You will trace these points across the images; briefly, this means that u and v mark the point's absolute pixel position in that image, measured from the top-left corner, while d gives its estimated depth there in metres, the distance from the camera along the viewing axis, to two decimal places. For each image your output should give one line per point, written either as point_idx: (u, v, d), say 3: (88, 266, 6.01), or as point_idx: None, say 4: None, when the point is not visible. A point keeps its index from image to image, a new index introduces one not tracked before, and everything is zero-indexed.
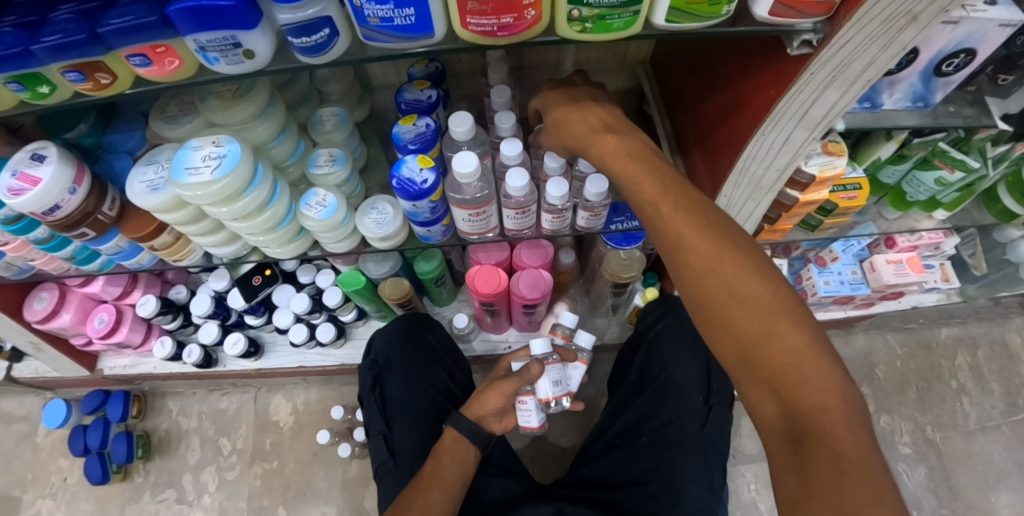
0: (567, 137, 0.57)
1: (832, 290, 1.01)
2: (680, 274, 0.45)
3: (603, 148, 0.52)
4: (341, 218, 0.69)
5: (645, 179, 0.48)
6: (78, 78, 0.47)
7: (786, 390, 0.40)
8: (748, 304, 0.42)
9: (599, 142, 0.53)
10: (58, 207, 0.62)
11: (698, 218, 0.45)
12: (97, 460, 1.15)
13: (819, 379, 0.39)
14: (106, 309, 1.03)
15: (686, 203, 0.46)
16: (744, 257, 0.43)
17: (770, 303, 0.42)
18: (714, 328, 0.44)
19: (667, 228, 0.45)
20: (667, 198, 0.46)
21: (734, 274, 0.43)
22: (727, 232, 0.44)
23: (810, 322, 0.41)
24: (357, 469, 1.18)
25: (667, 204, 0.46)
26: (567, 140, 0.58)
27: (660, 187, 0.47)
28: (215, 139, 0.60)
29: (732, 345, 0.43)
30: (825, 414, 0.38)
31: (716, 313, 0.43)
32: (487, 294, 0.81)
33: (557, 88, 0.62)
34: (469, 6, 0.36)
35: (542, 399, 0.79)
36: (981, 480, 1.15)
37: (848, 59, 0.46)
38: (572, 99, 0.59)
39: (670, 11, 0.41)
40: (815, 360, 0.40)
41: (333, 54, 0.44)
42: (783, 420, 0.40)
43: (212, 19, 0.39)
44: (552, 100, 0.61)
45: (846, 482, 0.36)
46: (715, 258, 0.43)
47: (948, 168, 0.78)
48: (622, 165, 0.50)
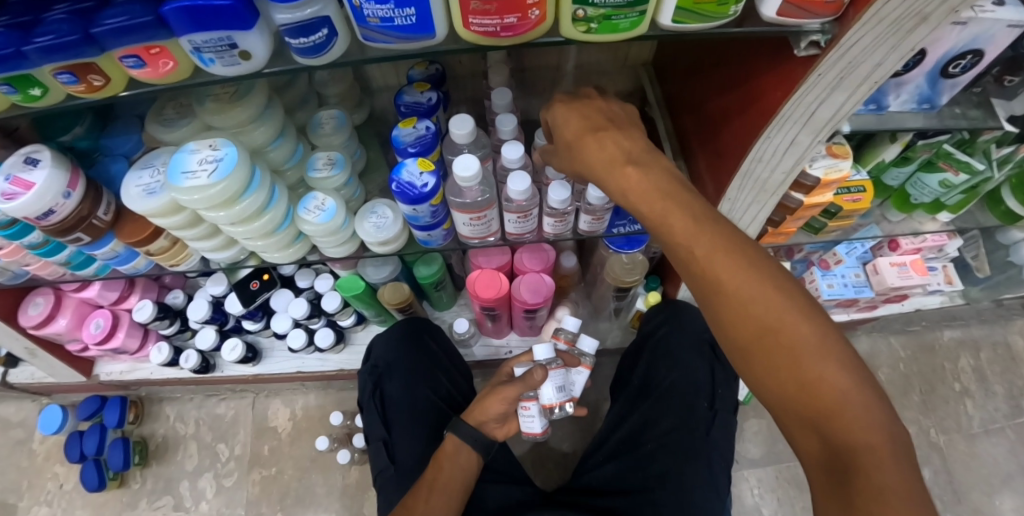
0: (577, 161, 0.54)
1: (835, 293, 1.00)
2: (713, 309, 0.44)
3: (621, 173, 0.49)
4: (340, 222, 0.68)
5: (670, 208, 0.46)
6: (71, 80, 0.46)
7: (828, 426, 0.40)
8: (788, 341, 0.41)
9: (621, 177, 0.49)
10: (52, 211, 0.61)
11: (734, 253, 0.43)
12: (93, 467, 1.14)
13: (864, 417, 0.39)
14: (102, 314, 1.01)
15: (716, 234, 0.44)
16: (781, 291, 0.42)
17: (811, 339, 0.41)
18: (753, 364, 0.43)
19: (701, 265, 0.44)
20: (697, 232, 0.44)
21: (771, 311, 0.42)
22: (761, 264, 0.43)
23: (850, 355, 0.41)
24: (357, 475, 1.17)
25: (696, 235, 0.44)
26: (577, 164, 0.54)
27: (688, 218, 0.45)
28: (212, 142, 0.59)
29: (771, 380, 0.43)
30: (870, 450, 0.38)
31: (754, 348, 0.43)
32: (489, 299, 0.79)
33: (563, 101, 0.57)
34: (472, 5, 0.35)
35: (546, 405, 0.77)
36: (985, 484, 1.14)
37: (857, 60, 0.45)
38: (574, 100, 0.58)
39: (677, 11, 0.40)
40: (856, 394, 0.40)
41: (332, 55, 0.43)
42: (824, 454, 0.40)
43: (208, 19, 0.38)
44: (564, 116, 0.56)
45: None
46: (750, 293, 0.42)
47: (953, 170, 0.77)
48: (627, 168, 0.50)
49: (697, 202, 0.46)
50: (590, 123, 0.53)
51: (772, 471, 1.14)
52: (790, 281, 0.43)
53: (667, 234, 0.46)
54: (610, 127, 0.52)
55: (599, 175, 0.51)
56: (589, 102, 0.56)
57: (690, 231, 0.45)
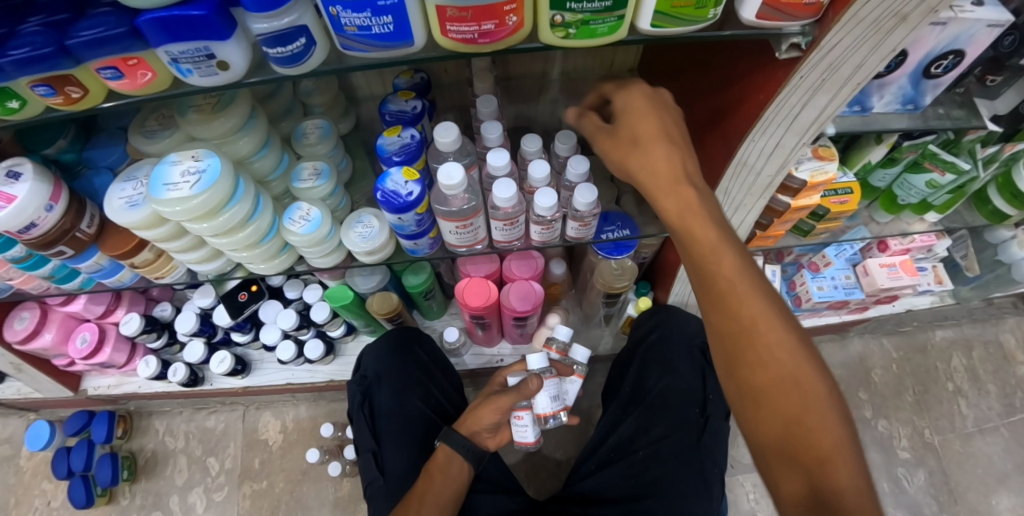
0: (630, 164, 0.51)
1: (826, 296, 1.01)
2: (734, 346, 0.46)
3: (671, 194, 0.49)
4: (325, 233, 0.67)
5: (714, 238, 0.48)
6: (48, 93, 0.45)
7: (820, 470, 0.42)
8: (798, 393, 0.44)
9: (679, 196, 0.49)
10: (34, 225, 0.60)
11: (766, 297, 0.46)
12: (81, 483, 1.12)
13: (850, 469, 0.42)
14: (89, 328, 1.00)
15: (758, 281, 0.47)
16: (800, 342, 0.46)
17: (817, 396, 0.44)
18: (755, 401, 0.46)
19: (734, 300, 0.46)
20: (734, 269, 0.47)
21: (790, 362, 0.45)
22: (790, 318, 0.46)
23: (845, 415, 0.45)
24: (349, 487, 1.15)
25: (741, 278, 0.46)
26: (630, 163, 0.51)
27: (737, 260, 0.47)
28: (194, 153, 0.59)
29: (762, 421, 0.45)
30: (854, 499, 0.41)
31: (765, 385, 0.45)
32: (477, 307, 0.79)
33: (642, 94, 0.53)
34: (448, 12, 0.35)
35: (540, 414, 0.78)
36: (981, 483, 1.14)
37: (838, 61, 0.45)
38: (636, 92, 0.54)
39: (655, 15, 0.40)
40: (846, 449, 0.43)
41: (311, 64, 0.43)
42: (807, 495, 0.42)
43: (184, 30, 0.38)
44: (630, 116, 0.53)
45: None
46: (775, 333, 0.45)
47: (939, 170, 0.77)
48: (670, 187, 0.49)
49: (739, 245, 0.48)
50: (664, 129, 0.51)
51: None
52: (810, 342, 0.47)
53: (709, 266, 0.47)
54: (668, 142, 0.50)
55: (657, 193, 0.50)
56: (661, 101, 0.53)
57: (732, 271, 0.46)
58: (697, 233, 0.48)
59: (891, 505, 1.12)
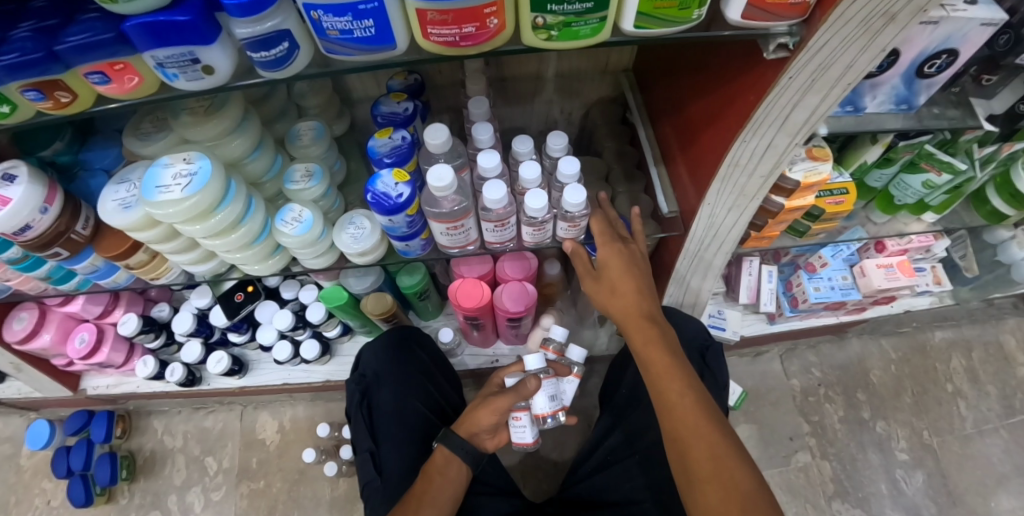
0: (609, 304, 0.68)
1: (823, 296, 1.00)
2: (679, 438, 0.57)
3: (631, 326, 0.65)
4: (317, 234, 0.67)
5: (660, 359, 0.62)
6: (38, 98, 0.46)
7: None
8: (730, 485, 0.52)
9: (638, 329, 0.64)
10: (29, 227, 0.61)
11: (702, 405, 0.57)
12: (81, 483, 1.13)
13: None
14: (87, 328, 1.01)
15: (702, 399, 0.58)
16: (726, 437, 0.55)
17: (748, 492, 0.51)
18: (693, 484, 0.54)
19: (670, 404, 0.59)
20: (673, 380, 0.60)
21: (724, 460, 0.53)
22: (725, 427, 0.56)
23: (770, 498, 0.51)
24: (345, 487, 1.16)
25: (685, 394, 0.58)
26: (610, 304, 0.68)
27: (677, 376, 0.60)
28: (186, 156, 0.59)
29: (702, 497, 0.53)
30: None
31: (695, 464, 0.54)
32: (471, 308, 0.79)
33: (615, 242, 0.67)
34: (429, 16, 0.35)
35: (538, 414, 0.78)
36: (980, 484, 1.13)
37: (827, 62, 0.45)
38: (607, 235, 0.67)
39: (637, 17, 0.39)
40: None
41: (296, 67, 0.43)
42: None
43: (169, 35, 0.38)
44: (609, 259, 0.66)
45: None
46: (702, 426, 0.56)
47: (936, 171, 0.77)
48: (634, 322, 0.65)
49: (691, 376, 0.61)
50: (633, 276, 0.66)
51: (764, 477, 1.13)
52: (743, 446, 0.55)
53: (661, 384, 0.61)
54: (637, 291, 0.66)
55: (629, 325, 0.66)
56: (626, 249, 0.67)
57: (677, 386, 0.59)
58: (651, 357, 0.62)
59: (889, 507, 1.11)
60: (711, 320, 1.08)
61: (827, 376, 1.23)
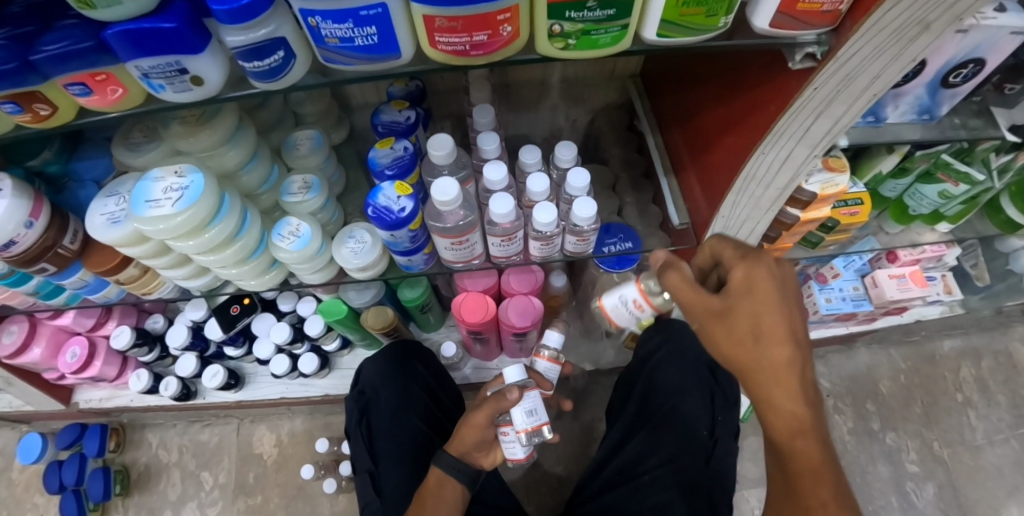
0: (745, 358, 0.44)
1: (834, 308, 0.98)
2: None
3: (782, 391, 0.44)
4: (316, 249, 0.65)
5: (774, 367, 0.43)
6: (15, 110, 0.43)
7: None
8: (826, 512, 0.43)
9: (786, 414, 0.44)
10: (13, 242, 0.58)
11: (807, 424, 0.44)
12: (73, 498, 1.10)
13: None
14: (79, 341, 0.98)
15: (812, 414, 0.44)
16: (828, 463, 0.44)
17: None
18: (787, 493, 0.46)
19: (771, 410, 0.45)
20: (780, 389, 0.43)
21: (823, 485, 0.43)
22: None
23: None
24: (345, 502, 1.13)
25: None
26: (744, 357, 0.44)
27: (785, 380, 0.43)
28: (177, 169, 0.56)
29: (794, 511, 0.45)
30: None
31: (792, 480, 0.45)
32: (475, 323, 0.76)
33: (772, 278, 0.44)
34: (437, 23, 0.32)
35: (519, 431, 0.68)
36: (991, 496, 1.11)
37: (855, 72, 0.43)
38: (742, 256, 0.47)
39: (660, 25, 0.37)
40: None
41: (292, 77, 0.40)
42: None
43: (154, 44, 0.35)
44: (765, 305, 0.43)
45: None
46: (803, 445, 0.44)
47: (952, 181, 0.75)
48: (741, 332, 0.44)
49: (807, 371, 0.44)
50: (790, 329, 0.44)
51: None
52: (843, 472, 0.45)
53: (758, 383, 0.45)
54: (780, 296, 0.44)
55: (737, 336, 0.44)
56: (777, 270, 0.45)
57: (795, 435, 0.44)
58: (743, 355, 0.44)
59: None
60: None
61: (835, 386, 1.21)
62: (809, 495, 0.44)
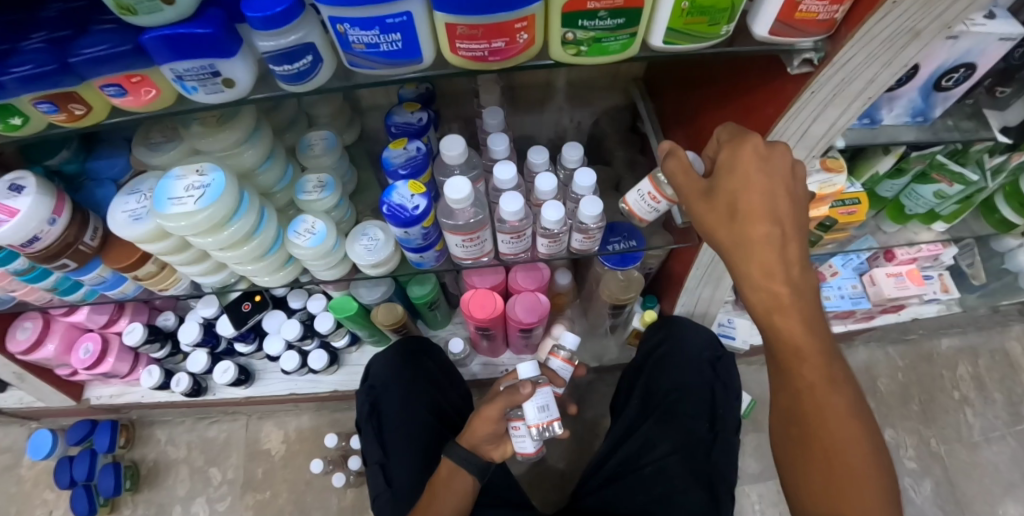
0: (719, 234, 0.46)
1: (833, 306, 1.00)
2: (807, 454, 0.49)
3: (759, 269, 0.45)
4: (331, 245, 0.67)
5: (751, 244, 0.44)
6: (51, 110, 0.45)
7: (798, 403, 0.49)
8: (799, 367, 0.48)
9: (769, 292, 0.46)
10: (37, 238, 0.60)
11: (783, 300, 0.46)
12: (83, 493, 1.11)
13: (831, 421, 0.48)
14: (92, 338, 1.00)
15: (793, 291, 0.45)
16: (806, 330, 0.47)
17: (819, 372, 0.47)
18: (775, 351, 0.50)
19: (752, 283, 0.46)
20: (754, 265, 0.45)
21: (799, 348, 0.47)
22: (874, 438, 0.48)
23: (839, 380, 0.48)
24: (353, 497, 1.15)
25: (828, 394, 0.48)
26: (720, 234, 0.46)
27: (762, 260, 0.44)
28: (199, 167, 0.58)
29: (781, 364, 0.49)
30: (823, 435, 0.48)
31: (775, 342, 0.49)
32: (483, 318, 0.78)
33: (755, 155, 0.45)
34: (458, 31, 0.34)
35: (532, 425, 0.70)
36: (988, 492, 1.13)
37: (850, 77, 0.45)
38: (737, 135, 0.47)
39: (667, 33, 0.39)
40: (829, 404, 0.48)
41: (318, 80, 0.42)
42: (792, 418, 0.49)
43: (189, 48, 0.37)
44: (748, 179, 0.44)
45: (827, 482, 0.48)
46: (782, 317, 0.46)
47: (947, 182, 0.77)
48: (719, 209, 0.46)
49: (792, 249, 0.45)
50: (771, 207, 0.44)
51: (773, 485, 1.13)
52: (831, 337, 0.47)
53: (738, 260, 0.46)
54: (765, 174, 0.44)
55: (715, 213, 0.46)
56: (767, 150, 0.45)
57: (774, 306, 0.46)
58: (723, 235, 0.46)
59: None
60: (721, 329, 1.08)
61: None
62: (804, 367, 0.48)
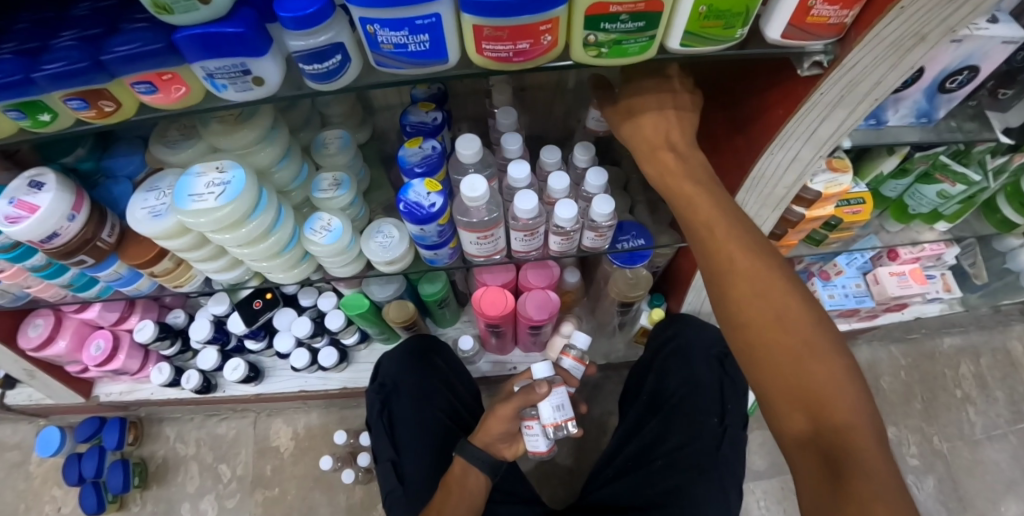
0: (625, 132, 0.59)
1: (837, 304, 1.01)
2: (753, 326, 0.47)
3: (650, 145, 0.56)
4: (347, 242, 0.68)
5: (649, 129, 0.57)
6: (81, 106, 0.46)
7: (721, 262, 0.49)
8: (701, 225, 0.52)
9: (657, 161, 0.56)
10: (57, 234, 0.61)
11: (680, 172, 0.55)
12: (93, 490, 1.12)
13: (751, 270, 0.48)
14: (103, 335, 1.01)
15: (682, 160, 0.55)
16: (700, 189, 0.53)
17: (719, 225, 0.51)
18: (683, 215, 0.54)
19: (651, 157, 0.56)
20: (647, 147, 0.57)
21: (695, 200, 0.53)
22: (802, 289, 0.48)
23: (744, 230, 0.50)
24: (361, 494, 1.16)
25: (744, 258, 0.49)
26: (625, 131, 0.59)
27: (652, 134, 0.56)
28: (219, 164, 0.59)
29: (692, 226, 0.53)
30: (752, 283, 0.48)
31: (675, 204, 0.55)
32: (494, 316, 0.80)
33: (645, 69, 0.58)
34: (485, 32, 0.36)
35: (546, 425, 0.72)
36: (989, 489, 1.14)
37: (858, 79, 0.46)
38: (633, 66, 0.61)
39: (685, 35, 0.40)
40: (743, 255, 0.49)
41: (344, 80, 0.44)
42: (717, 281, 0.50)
43: (221, 47, 0.38)
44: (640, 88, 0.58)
45: (778, 339, 0.46)
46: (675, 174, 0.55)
47: (950, 182, 0.78)
48: (623, 115, 0.59)
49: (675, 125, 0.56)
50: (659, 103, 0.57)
51: (777, 482, 1.14)
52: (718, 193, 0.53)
53: (640, 145, 0.57)
54: (654, 81, 0.57)
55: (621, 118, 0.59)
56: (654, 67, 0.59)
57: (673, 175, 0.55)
58: (625, 130, 0.59)
59: None
60: None
61: None
62: (708, 229, 0.51)
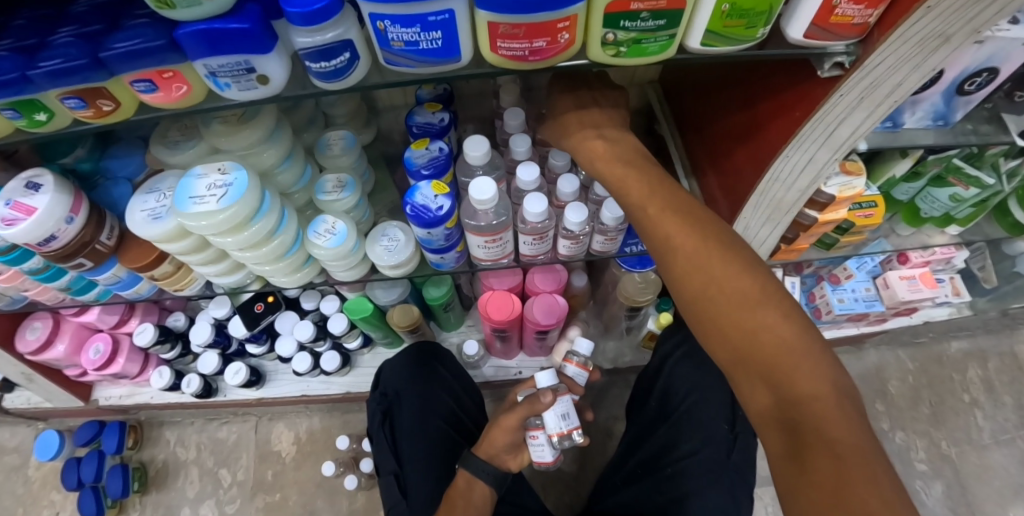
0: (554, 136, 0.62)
1: (846, 308, 1.01)
2: (701, 300, 0.47)
3: (577, 139, 0.59)
4: (351, 246, 0.67)
5: (572, 125, 0.60)
6: (79, 105, 0.45)
7: (663, 237, 0.50)
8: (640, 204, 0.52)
9: (587, 149, 0.58)
10: (54, 237, 0.59)
11: (613, 159, 0.57)
12: (92, 494, 1.11)
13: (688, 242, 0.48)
14: (102, 338, 0.99)
15: (611, 147, 0.57)
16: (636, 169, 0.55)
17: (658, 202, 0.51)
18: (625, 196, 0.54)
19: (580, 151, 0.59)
20: (573, 143, 0.59)
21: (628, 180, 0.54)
22: (746, 253, 0.47)
23: (683, 206, 0.51)
24: (364, 500, 1.14)
25: (683, 233, 0.49)
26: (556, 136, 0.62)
27: (576, 129, 0.59)
28: (221, 166, 0.58)
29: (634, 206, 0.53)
30: (693, 255, 0.48)
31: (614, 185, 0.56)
32: (501, 320, 0.78)
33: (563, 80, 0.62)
34: (501, 30, 0.34)
35: (551, 434, 0.70)
36: (998, 495, 1.13)
37: (878, 81, 0.45)
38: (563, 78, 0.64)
39: (705, 34, 0.39)
40: (681, 229, 0.49)
41: (352, 79, 0.42)
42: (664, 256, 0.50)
43: (225, 43, 0.37)
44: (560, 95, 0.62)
45: (727, 308, 0.45)
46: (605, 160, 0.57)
47: (963, 185, 0.77)
48: (551, 122, 0.62)
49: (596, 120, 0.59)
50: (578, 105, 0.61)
51: None
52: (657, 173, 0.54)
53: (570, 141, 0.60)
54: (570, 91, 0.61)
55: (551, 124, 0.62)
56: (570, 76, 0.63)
57: (606, 160, 0.57)
58: (556, 132, 0.62)
59: None
60: None
61: None
62: (647, 208, 0.52)
